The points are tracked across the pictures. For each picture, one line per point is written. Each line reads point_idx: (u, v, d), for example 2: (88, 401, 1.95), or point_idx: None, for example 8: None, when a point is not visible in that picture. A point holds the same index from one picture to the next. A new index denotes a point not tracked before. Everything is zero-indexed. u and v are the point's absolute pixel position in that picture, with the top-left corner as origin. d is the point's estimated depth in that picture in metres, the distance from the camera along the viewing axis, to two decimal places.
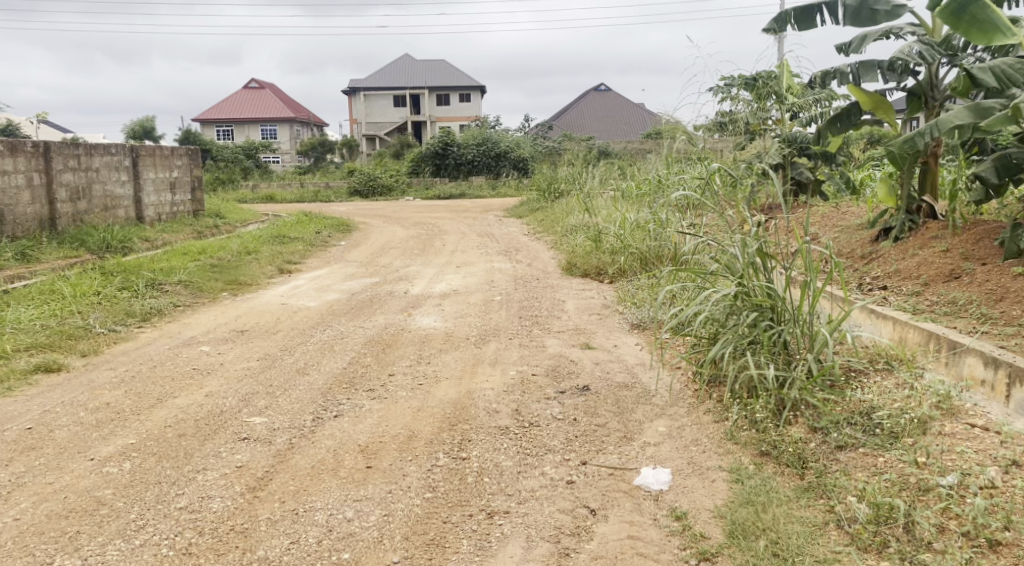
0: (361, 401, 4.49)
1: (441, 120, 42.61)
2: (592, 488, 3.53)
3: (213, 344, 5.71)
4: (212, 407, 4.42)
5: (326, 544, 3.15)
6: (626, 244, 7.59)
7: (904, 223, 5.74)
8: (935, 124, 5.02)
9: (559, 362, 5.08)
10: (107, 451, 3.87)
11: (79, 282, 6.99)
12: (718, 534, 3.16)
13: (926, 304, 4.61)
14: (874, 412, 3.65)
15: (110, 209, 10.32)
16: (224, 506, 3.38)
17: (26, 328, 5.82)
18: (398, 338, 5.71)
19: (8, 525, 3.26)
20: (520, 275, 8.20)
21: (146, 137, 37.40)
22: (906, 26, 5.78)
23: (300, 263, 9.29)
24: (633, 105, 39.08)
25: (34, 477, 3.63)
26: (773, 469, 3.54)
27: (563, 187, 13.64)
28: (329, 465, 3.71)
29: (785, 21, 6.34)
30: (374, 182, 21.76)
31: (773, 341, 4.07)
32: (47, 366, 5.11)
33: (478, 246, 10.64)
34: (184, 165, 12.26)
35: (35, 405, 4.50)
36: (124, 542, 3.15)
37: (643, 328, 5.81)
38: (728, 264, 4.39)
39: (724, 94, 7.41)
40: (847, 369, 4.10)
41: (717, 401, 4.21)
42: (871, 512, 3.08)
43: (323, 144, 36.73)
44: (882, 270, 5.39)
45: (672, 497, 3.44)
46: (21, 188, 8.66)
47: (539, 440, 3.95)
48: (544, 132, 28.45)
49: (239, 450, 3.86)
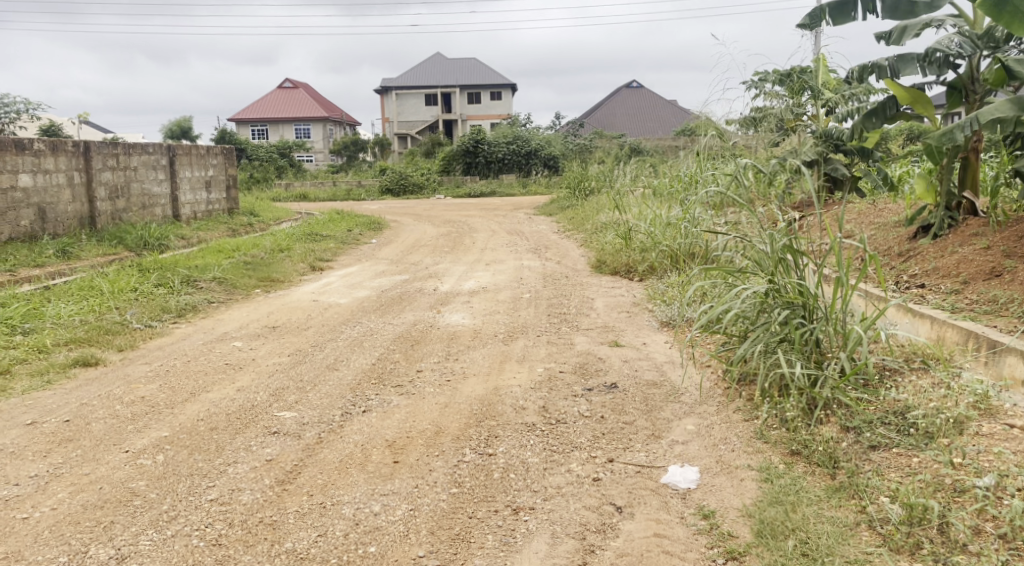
0: (390, 396, 4.51)
1: (472, 119, 42.73)
2: (618, 485, 3.50)
3: (246, 339, 5.78)
4: (243, 401, 4.47)
5: (353, 537, 3.16)
6: (657, 241, 7.53)
7: (943, 220, 5.63)
8: (975, 117, 4.92)
9: (587, 359, 5.05)
10: (142, 444, 3.93)
11: (117, 279, 7.11)
12: (747, 533, 3.12)
13: (965, 304, 4.50)
14: (908, 411, 3.57)
15: (148, 207, 10.49)
16: (254, 499, 3.41)
17: (64, 323, 5.93)
18: (426, 335, 5.73)
19: (46, 514, 3.32)
20: (549, 273, 8.19)
21: (182, 137, 38.04)
22: (945, 18, 5.67)
23: (332, 261, 9.37)
24: (666, 103, 38.76)
25: (70, 468, 3.69)
26: (804, 469, 3.49)
27: (594, 184, 13.62)
28: (357, 459, 3.73)
29: (819, 17, 6.24)
30: (404, 180, 21.90)
31: (805, 339, 4.01)
32: (85, 360, 5.20)
33: (508, 243, 10.65)
34: (219, 163, 12.42)
35: (72, 398, 4.58)
36: (156, 533, 3.19)
37: (673, 326, 5.76)
38: (759, 261, 4.34)
39: (758, 89, 7.34)
40: (882, 368, 4.03)
41: (747, 401, 4.16)
42: (904, 513, 3.02)
43: (355, 143, 36.87)
44: (920, 268, 5.27)
45: (700, 496, 3.41)
46: (62, 187, 8.84)
47: (566, 437, 3.94)
48: (575, 129, 28.39)
49: (269, 444, 3.89)
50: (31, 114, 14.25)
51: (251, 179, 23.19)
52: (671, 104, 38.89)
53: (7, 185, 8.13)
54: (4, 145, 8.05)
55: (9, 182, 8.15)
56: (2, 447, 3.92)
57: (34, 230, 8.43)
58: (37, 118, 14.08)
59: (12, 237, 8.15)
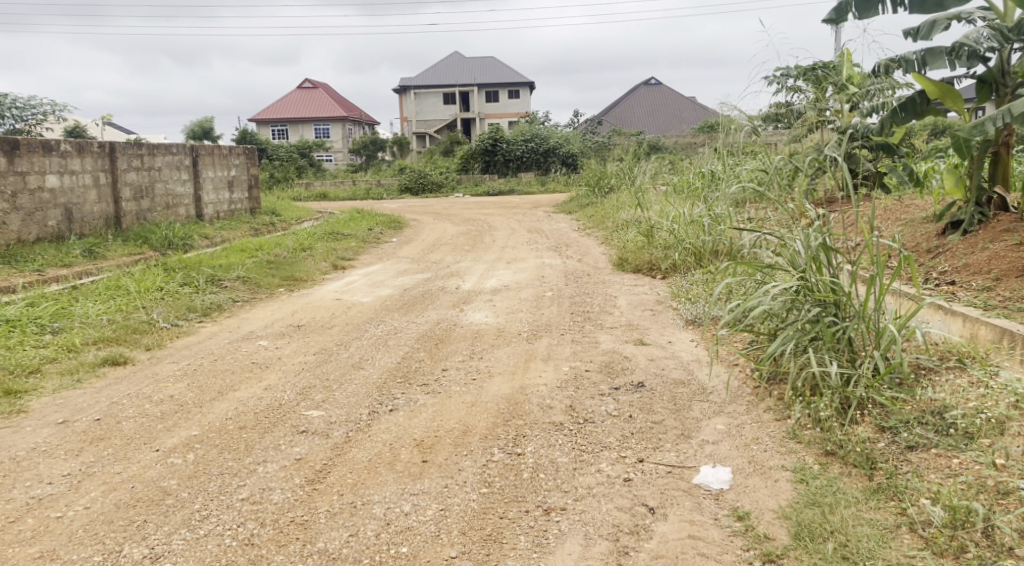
0: (416, 395, 4.50)
1: (491, 117, 42.75)
2: (650, 486, 3.47)
3: (271, 338, 5.80)
4: (271, 400, 4.48)
5: (385, 537, 3.15)
6: (680, 238, 7.46)
7: (973, 216, 5.52)
8: (1007, 110, 4.90)
9: (613, 358, 5.01)
10: (172, 442, 3.94)
11: (143, 279, 7.16)
12: (783, 536, 3.08)
13: (999, 300, 4.42)
14: (946, 411, 3.50)
15: (172, 207, 10.56)
16: (285, 498, 3.41)
17: (93, 322, 5.98)
18: (450, 333, 5.72)
19: (80, 513, 3.34)
20: (571, 271, 8.14)
21: (204, 138, 38.34)
22: (974, 11, 5.58)
23: (354, 260, 9.38)
24: (684, 99, 38.56)
25: (103, 467, 3.72)
26: (840, 469, 3.44)
27: (613, 182, 13.58)
28: (385, 458, 3.72)
29: (845, 9, 6.16)
30: (424, 179, 21.88)
31: (837, 337, 3.95)
32: (114, 359, 5.24)
33: (528, 242, 10.62)
34: (241, 164, 12.49)
35: (102, 397, 4.61)
36: (189, 532, 3.20)
37: (699, 324, 5.71)
38: (789, 258, 4.28)
39: (780, 85, 7.27)
40: (916, 367, 3.97)
41: (777, 400, 4.12)
42: (947, 515, 2.96)
43: (375, 142, 36.92)
44: (950, 265, 5.18)
45: (734, 497, 3.37)
46: (88, 188, 8.94)
47: (595, 436, 3.91)
48: (594, 127, 28.32)
49: (298, 443, 3.90)
50: (56, 116, 14.33)
51: (272, 178, 23.29)
52: (690, 100, 38.68)
53: (35, 186, 8.20)
54: (32, 145, 8.13)
55: (37, 183, 8.22)
56: (35, 445, 3.96)
57: (61, 231, 8.52)
58: (64, 120, 14.22)
59: (39, 237, 8.24)
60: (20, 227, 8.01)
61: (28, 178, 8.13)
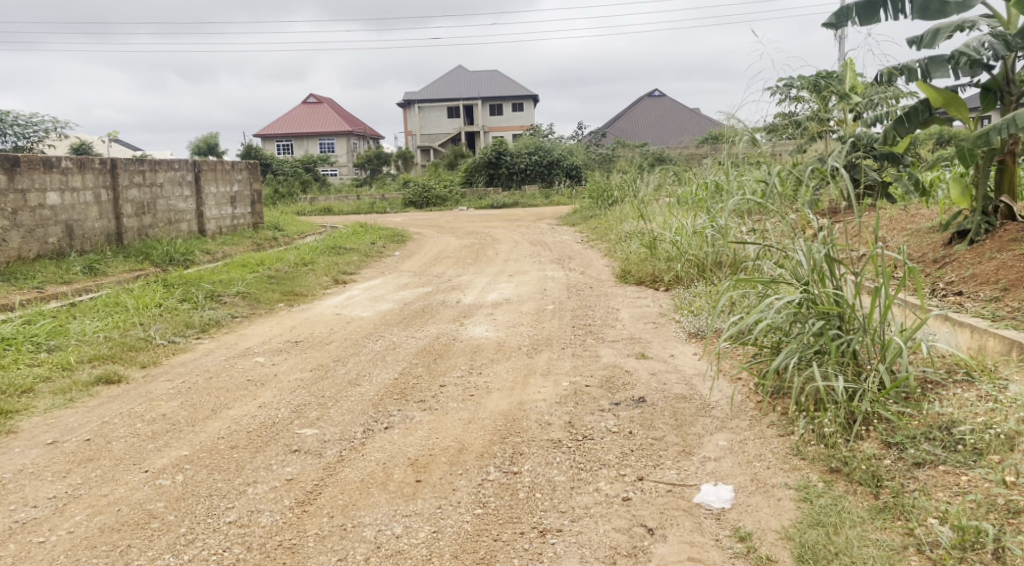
0: (412, 412, 4.41)
1: (494, 130, 42.84)
2: (648, 505, 3.37)
3: (268, 354, 5.72)
4: (264, 418, 4.40)
5: (374, 561, 3.06)
6: (683, 251, 7.36)
7: (980, 225, 5.42)
8: (1011, 119, 4.82)
9: (613, 372, 4.93)
10: (162, 463, 3.86)
11: (141, 295, 7.09)
12: (786, 558, 2.98)
13: (1007, 311, 4.33)
14: (954, 426, 3.42)
15: (173, 223, 10.52)
16: (273, 521, 3.33)
17: (89, 340, 5.91)
18: (449, 348, 5.64)
19: (62, 538, 3.26)
20: (573, 284, 8.06)
21: (210, 153, 38.52)
22: (976, 19, 5.51)
23: (355, 274, 9.32)
24: (687, 110, 38.61)
25: (89, 490, 3.63)
26: (845, 487, 3.34)
27: (615, 193, 13.54)
28: (378, 478, 3.63)
29: (846, 15, 6.09)
30: (427, 192, 21.79)
31: (841, 350, 3.85)
32: (108, 377, 5.17)
33: (532, 254, 10.55)
34: (244, 178, 12.45)
35: (94, 416, 4.54)
36: (174, 557, 3.11)
37: (701, 337, 5.64)
38: (792, 270, 4.20)
39: (782, 95, 7.20)
40: (923, 381, 3.88)
41: (781, 415, 4.02)
42: (956, 536, 2.87)
43: (378, 157, 37.03)
44: (956, 275, 5.09)
45: (736, 516, 3.26)
46: (89, 205, 8.91)
47: (594, 453, 3.81)
48: (598, 139, 28.30)
49: (290, 463, 3.82)
50: (60, 134, 14.38)
51: (276, 194, 23.29)
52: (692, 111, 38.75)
53: (36, 204, 8.16)
54: (32, 163, 8.09)
55: (37, 200, 8.18)
56: (22, 467, 3.88)
57: (62, 248, 8.47)
58: (66, 137, 14.22)
59: (40, 254, 8.19)
60: (20, 244, 7.96)
61: (28, 196, 8.08)
